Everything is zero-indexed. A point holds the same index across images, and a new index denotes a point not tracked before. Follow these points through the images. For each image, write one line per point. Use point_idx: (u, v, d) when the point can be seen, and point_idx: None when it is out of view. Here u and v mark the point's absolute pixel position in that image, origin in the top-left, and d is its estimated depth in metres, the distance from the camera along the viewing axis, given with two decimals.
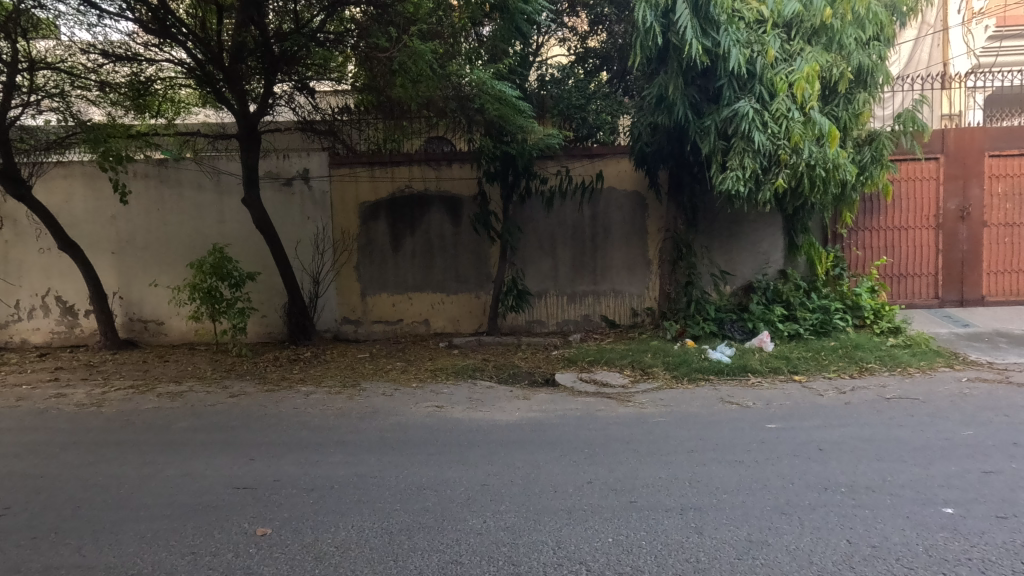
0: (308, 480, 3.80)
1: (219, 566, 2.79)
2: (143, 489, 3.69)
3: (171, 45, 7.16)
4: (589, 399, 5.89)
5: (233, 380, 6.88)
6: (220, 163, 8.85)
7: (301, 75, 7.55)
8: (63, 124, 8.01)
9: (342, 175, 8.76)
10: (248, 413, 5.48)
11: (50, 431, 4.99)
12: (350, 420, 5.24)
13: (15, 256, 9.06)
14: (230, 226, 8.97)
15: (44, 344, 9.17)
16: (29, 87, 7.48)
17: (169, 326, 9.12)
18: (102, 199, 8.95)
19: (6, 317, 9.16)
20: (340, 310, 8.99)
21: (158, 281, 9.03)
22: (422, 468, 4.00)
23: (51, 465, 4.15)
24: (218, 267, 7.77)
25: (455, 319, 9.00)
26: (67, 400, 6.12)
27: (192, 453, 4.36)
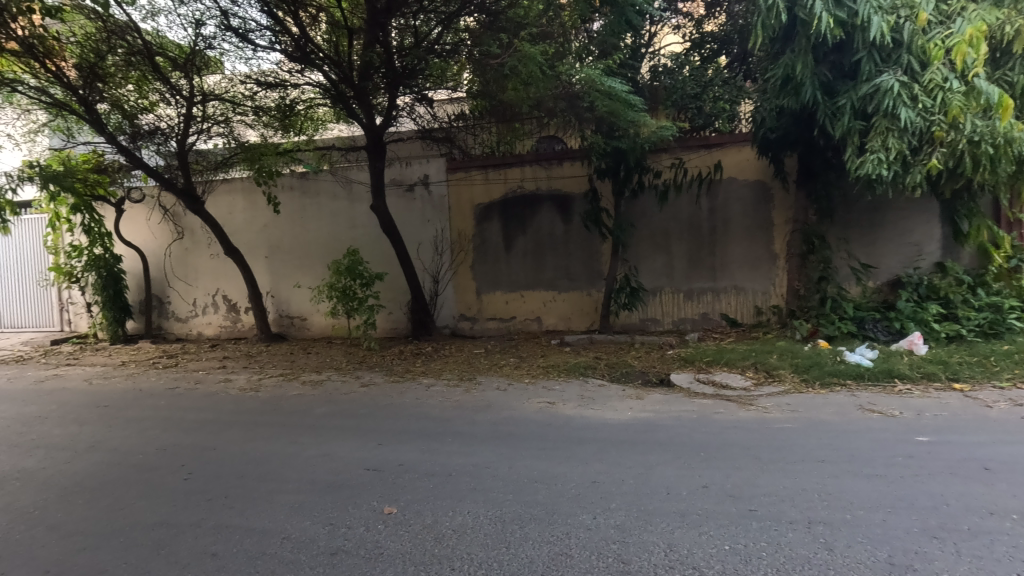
0: (429, 466, 4.07)
1: (352, 538, 3.09)
2: (291, 465, 4.20)
3: (311, 69, 7.94)
4: (707, 401, 5.64)
5: (364, 371, 7.55)
6: (352, 173, 9.71)
7: (420, 87, 8.00)
8: (228, 146, 9.35)
9: (459, 178, 9.18)
10: (377, 402, 5.99)
11: (221, 411, 5.84)
12: (466, 412, 5.51)
13: (193, 261, 10.68)
14: (361, 231, 9.81)
15: (215, 336, 10.70)
16: (202, 117, 8.79)
17: (310, 321, 10.20)
18: (257, 211, 10.22)
19: (186, 313, 10.83)
20: (457, 307, 9.44)
21: (301, 281, 10.14)
22: (534, 462, 4.11)
23: (221, 440, 4.86)
24: (352, 268, 8.54)
25: (567, 317, 9.05)
26: (232, 385, 7.10)
27: (330, 436, 4.87)
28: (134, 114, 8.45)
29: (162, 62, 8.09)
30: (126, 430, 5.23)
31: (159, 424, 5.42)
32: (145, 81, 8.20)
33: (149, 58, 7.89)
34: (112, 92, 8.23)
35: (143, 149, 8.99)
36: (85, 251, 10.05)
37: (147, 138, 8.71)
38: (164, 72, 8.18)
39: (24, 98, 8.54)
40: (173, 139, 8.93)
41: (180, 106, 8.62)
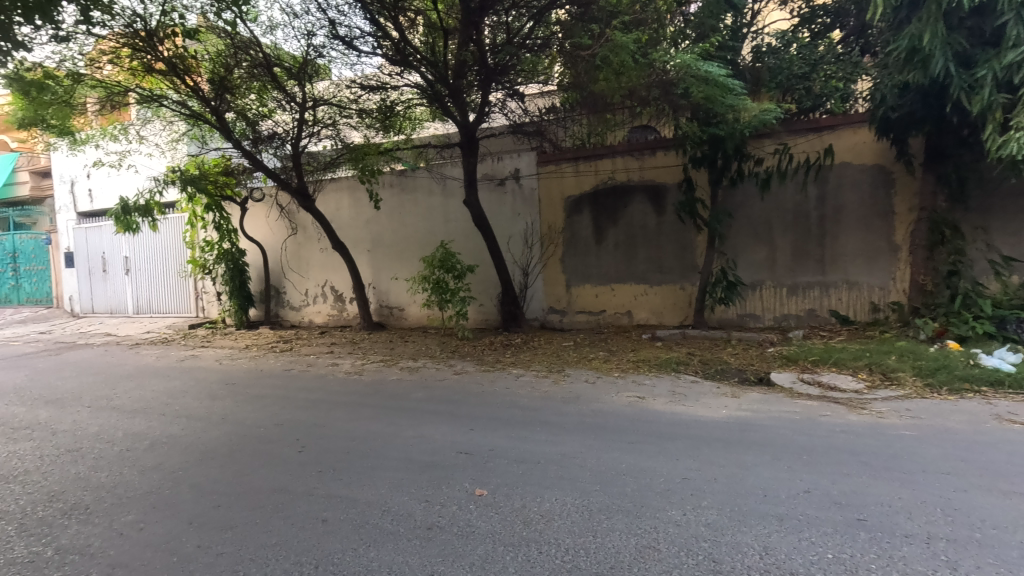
0: (517, 453, 4.18)
1: (446, 515, 3.26)
2: (390, 444, 4.49)
3: (409, 71, 8.32)
4: (811, 402, 5.27)
5: (457, 360, 7.85)
6: (447, 170, 10.10)
7: (513, 82, 8.08)
8: (335, 148, 10.05)
9: (549, 171, 9.22)
10: (469, 389, 6.23)
11: (329, 392, 6.37)
12: (554, 402, 5.58)
13: (305, 255, 11.63)
14: (455, 225, 10.17)
15: (324, 324, 11.60)
16: (313, 121, 9.52)
17: (408, 312, 10.75)
18: (360, 207, 10.93)
19: (299, 302, 11.82)
20: (546, 300, 9.51)
21: (397, 275, 10.73)
22: (622, 455, 4.08)
23: (330, 418, 5.30)
24: (444, 262, 8.97)
25: (659, 311, 8.81)
26: (339, 369, 7.70)
27: (425, 419, 5.14)
28: (256, 121, 9.32)
29: (280, 72, 8.93)
30: (250, 406, 5.84)
31: (278, 401, 6.01)
32: (266, 89, 9.09)
33: (268, 69, 8.75)
34: (237, 101, 9.13)
35: (263, 153, 9.83)
36: (216, 246, 11.28)
37: (267, 142, 9.56)
38: (282, 81, 9.02)
39: (169, 111, 9.73)
40: (289, 142, 9.72)
41: (294, 112, 9.35)
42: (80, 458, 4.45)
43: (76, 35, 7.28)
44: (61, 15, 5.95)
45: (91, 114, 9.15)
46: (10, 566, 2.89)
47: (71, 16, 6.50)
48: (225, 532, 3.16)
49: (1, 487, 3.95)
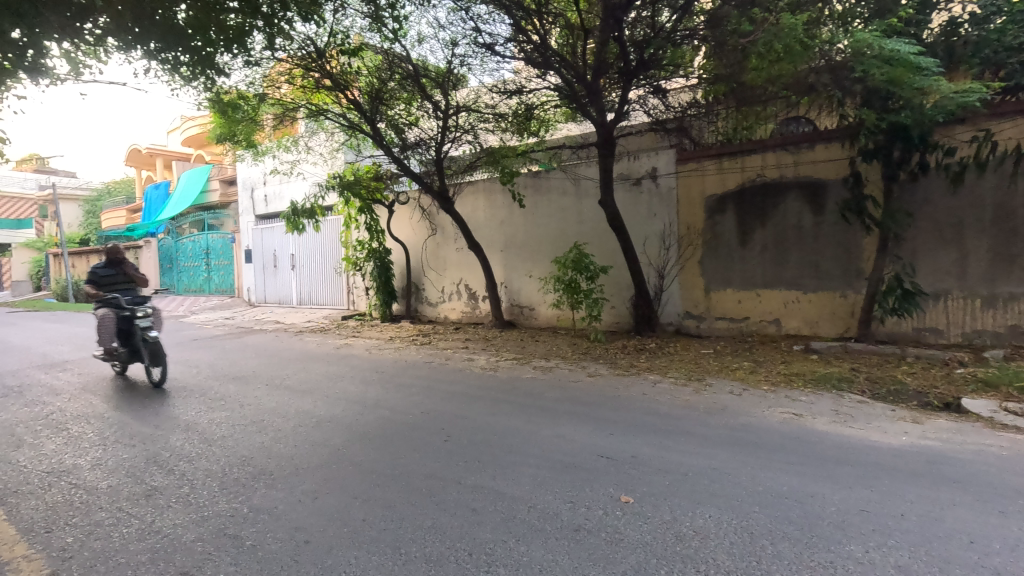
0: (662, 462, 4.00)
1: (592, 519, 3.19)
2: (530, 442, 4.54)
3: (548, 73, 8.36)
4: (1021, 437, 4.41)
5: (589, 362, 7.77)
6: (581, 170, 10.08)
7: (655, 78, 7.98)
8: (473, 152, 10.48)
9: (689, 170, 8.77)
10: (604, 393, 6.11)
11: (467, 385, 6.63)
12: (697, 412, 5.28)
13: (443, 254, 12.28)
14: (588, 226, 10.10)
15: (458, 320, 12.14)
16: (456, 127, 9.97)
17: (538, 311, 10.89)
18: (495, 209, 11.28)
19: (436, 299, 12.50)
20: (683, 304, 9.05)
21: (531, 274, 10.89)
22: (782, 476, 3.73)
23: (470, 410, 5.51)
24: (577, 262, 8.93)
25: (814, 321, 7.97)
26: (474, 364, 8.00)
27: (562, 420, 5.13)
28: (404, 129, 9.96)
29: (427, 83, 9.50)
30: (398, 394, 6.27)
31: (421, 391, 6.39)
32: (414, 99, 9.71)
33: (416, 80, 9.36)
34: (388, 112, 9.84)
35: (410, 159, 10.44)
36: (366, 244, 12.34)
37: (413, 149, 10.16)
38: (428, 91, 9.60)
39: (330, 123, 10.77)
40: (433, 148, 10.20)
41: (438, 118, 9.88)
42: (263, 429, 5.08)
43: (262, 60, 8.31)
44: (252, 43, 6.82)
45: (268, 129, 10.36)
46: (215, 519, 3.35)
47: (260, 44, 7.43)
48: (386, 510, 3.38)
49: (206, 448, 4.64)
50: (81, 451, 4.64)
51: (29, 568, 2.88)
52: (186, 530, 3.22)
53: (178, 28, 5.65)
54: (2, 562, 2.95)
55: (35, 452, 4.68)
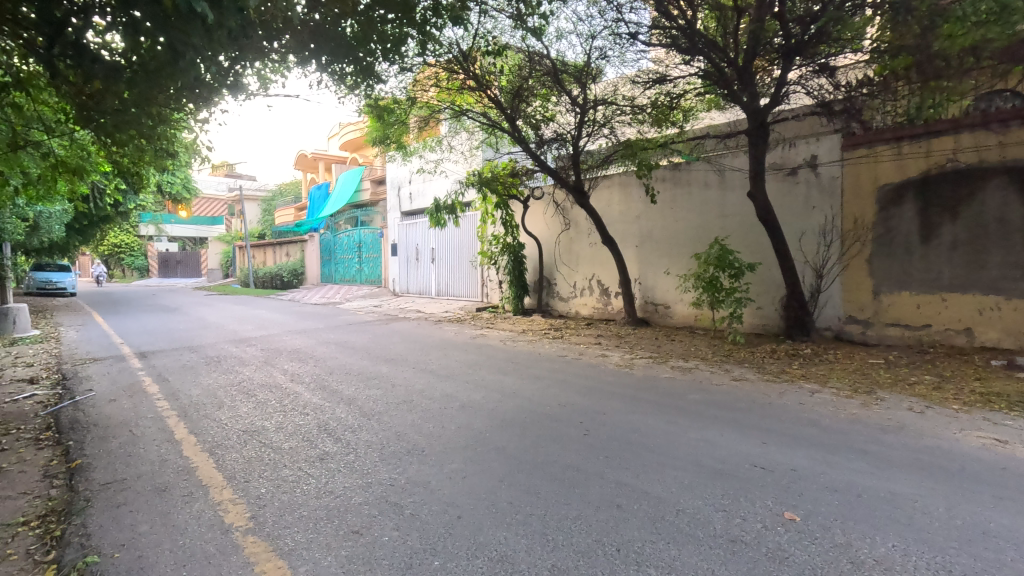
0: (829, 480, 3.61)
1: (750, 531, 2.98)
2: (674, 443, 4.35)
3: (696, 59, 7.91)
4: None
5: (733, 365, 7.28)
6: (727, 160, 9.44)
7: (821, 55, 7.24)
8: (609, 145, 10.33)
9: (858, 156, 7.81)
10: (753, 399, 5.67)
11: (603, 381, 6.55)
12: (867, 428, 4.69)
13: (575, 249, 12.26)
14: (733, 220, 9.45)
15: (589, 316, 12.06)
16: (593, 121, 9.89)
17: (674, 310, 10.44)
18: (631, 203, 10.98)
19: (568, 293, 12.52)
20: (845, 307, 8.10)
21: (668, 271, 10.45)
22: (986, 511, 3.17)
23: (608, 406, 5.43)
24: (721, 258, 8.41)
25: (1020, 332, 6.70)
26: (608, 360, 7.89)
27: (707, 424, 4.84)
28: (541, 125, 10.06)
29: (565, 78, 9.48)
30: (534, 385, 6.37)
31: (557, 384, 6.43)
32: (551, 94, 9.74)
33: (555, 76, 9.35)
34: (526, 108, 9.97)
35: (546, 154, 10.53)
36: (502, 239, 12.73)
37: (549, 144, 10.24)
38: (566, 86, 9.55)
39: (471, 122, 11.23)
40: (570, 142, 10.19)
41: (575, 113, 9.83)
42: (414, 409, 5.46)
43: (412, 67, 8.80)
44: (405, 50, 7.31)
45: (415, 131, 11.03)
46: (377, 486, 3.65)
47: (411, 51, 7.92)
48: (531, 496, 3.45)
49: (366, 421, 5.10)
50: (266, 416, 5.35)
51: (234, 511, 3.37)
52: (354, 494, 3.55)
53: (347, 42, 6.18)
54: (215, 503, 3.48)
55: (233, 413, 5.50)
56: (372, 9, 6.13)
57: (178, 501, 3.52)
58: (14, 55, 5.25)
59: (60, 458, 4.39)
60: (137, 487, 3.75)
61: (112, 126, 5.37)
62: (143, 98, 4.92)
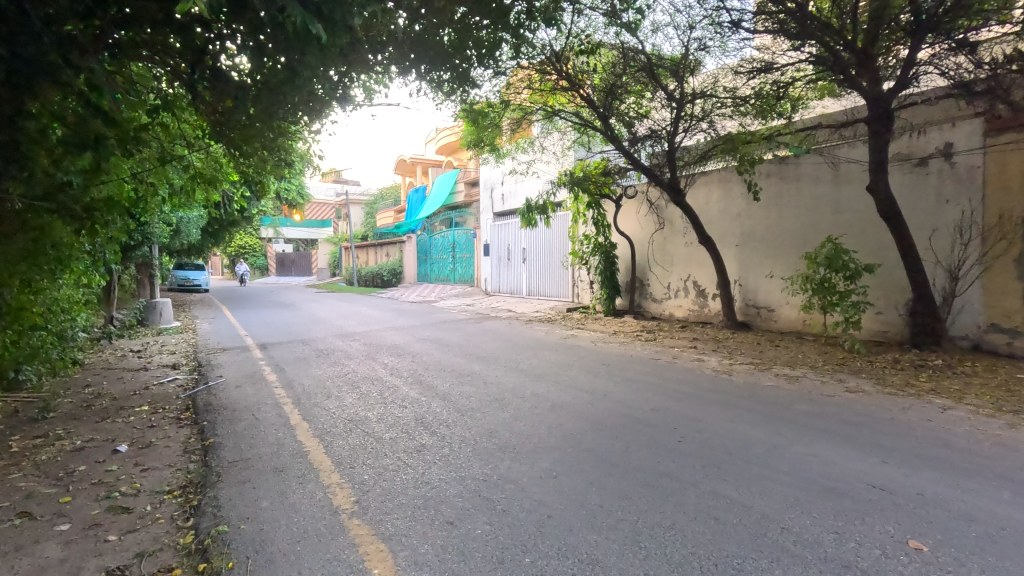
0: (964, 508, 3.21)
1: (867, 558, 2.73)
2: (778, 456, 4.08)
3: (807, 43, 7.35)
4: None
5: (847, 375, 6.69)
6: (842, 152, 8.68)
7: (958, 29, 6.46)
8: (708, 140, 9.89)
9: (1005, 142, 6.88)
10: (871, 413, 5.18)
11: (699, 387, 6.27)
12: (1013, 453, 4.12)
13: (670, 249, 11.85)
14: (849, 217, 8.67)
15: (684, 318, 11.62)
16: (690, 115, 9.51)
17: (779, 313, 9.78)
18: (732, 200, 10.41)
19: (662, 295, 12.13)
20: (986, 314, 7.17)
21: (772, 272, 9.80)
22: None
23: (705, 413, 5.19)
24: (834, 258, 7.75)
25: None
26: (706, 365, 7.55)
27: (817, 438, 4.48)
28: (635, 122, 9.83)
29: (661, 72, 9.18)
30: (626, 388, 6.24)
31: (650, 388, 6.24)
32: (646, 90, 9.48)
33: (650, 72, 9.10)
34: (620, 106, 9.76)
35: (640, 151, 10.28)
36: (593, 239, 12.62)
37: (643, 141, 10.00)
38: (662, 81, 9.26)
39: (563, 122, 11.20)
40: (665, 138, 9.87)
41: (671, 108, 9.51)
42: (505, 407, 5.56)
43: (506, 70, 8.88)
44: (499, 55, 7.44)
45: (507, 133, 11.15)
46: (471, 480, 3.77)
47: (505, 55, 8.06)
48: (622, 501, 3.39)
49: (459, 416, 5.27)
50: (368, 407, 5.69)
51: (341, 493, 3.63)
52: (449, 486, 3.69)
53: (444, 50, 6.39)
54: (325, 486, 3.77)
55: (339, 402, 5.91)
56: (467, 17, 6.27)
57: (293, 481, 3.85)
58: (163, 81, 5.96)
59: (197, 436, 4.97)
60: (259, 466, 4.15)
61: (240, 140, 5.96)
62: (266, 113, 5.41)
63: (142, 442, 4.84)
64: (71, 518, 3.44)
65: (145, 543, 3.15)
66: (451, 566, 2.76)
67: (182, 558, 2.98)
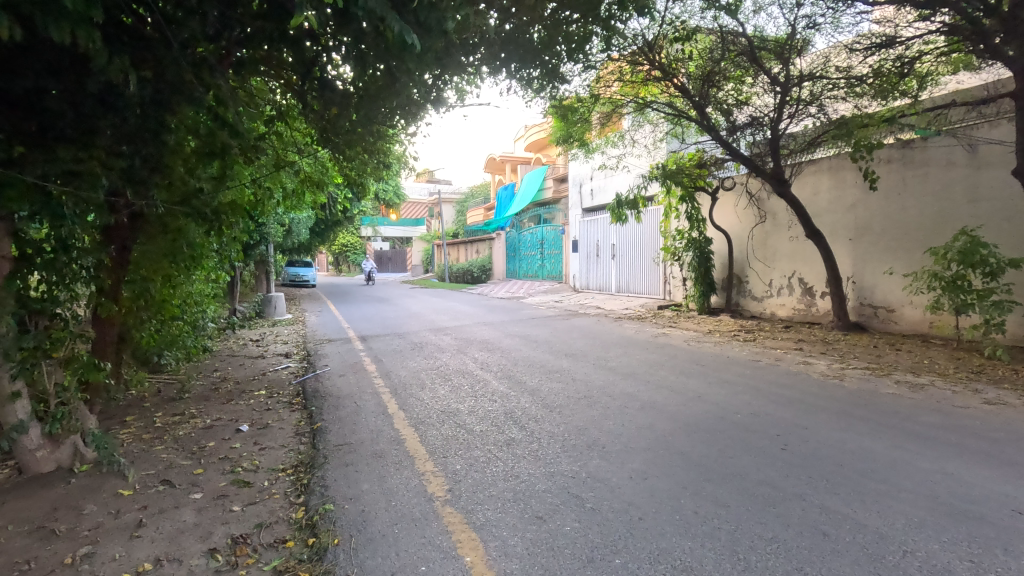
0: None
1: None
2: (898, 471, 3.70)
3: (939, 11, 6.58)
4: None
5: (986, 384, 5.92)
6: (980, 132, 7.69)
7: None
8: (817, 125, 9.13)
9: None
10: (1015, 428, 4.55)
11: (806, 392, 5.83)
12: None
13: (772, 243, 11.10)
14: (989, 205, 7.66)
15: (788, 318, 10.86)
16: (797, 100, 8.83)
17: (900, 314, 8.86)
18: (844, 189, 9.56)
19: (762, 292, 11.42)
20: None
21: (893, 268, 8.88)
22: None
23: (812, 421, 4.82)
24: (969, 252, 6.88)
25: None
26: (813, 368, 7.02)
27: (946, 454, 4.01)
28: (734, 109, 9.32)
29: (764, 55, 8.60)
30: (723, 390, 5.93)
31: (750, 391, 5.89)
32: (747, 74, 8.94)
33: (751, 55, 8.56)
34: (717, 94, 9.29)
35: (739, 140, 9.71)
36: (686, 234, 12.14)
37: (743, 130, 9.46)
38: (765, 64, 8.68)
39: (655, 114, 10.84)
40: (768, 125, 9.25)
41: (775, 92, 8.88)
42: (594, 404, 5.50)
43: (597, 64, 8.70)
44: (590, 48, 7.36)
45: (597, 128, 10.95)
46: (560, 476, 3.77)
47: (595, 49, 7.95)
48: (719, 509, 3.23)
49: (548, 412, 5.28)
50: (460, 399, 5.87)
51: (435, 481, 3.78)
52: (538, 480, 3.72)
53: (533, 48, 6.39)
54: (420, 473, 3.94)
55: (433, 394, 6.15)
56: (558, 12, 6.21)
57: (391, 467, 4.06)
58: (277, 93, 6.47)
59: (307, 420, 5.38)
60: (360, 451, 4.42)
61: (344, 144, 6.35)
62: (366, 117, 5.71)
63: (260, 424, 5.32)
64: (203, 488, 3.86)
65: (264, 515, 3.47)
66: (541, 561, 2.77)
67: (295, 532, 3.24)
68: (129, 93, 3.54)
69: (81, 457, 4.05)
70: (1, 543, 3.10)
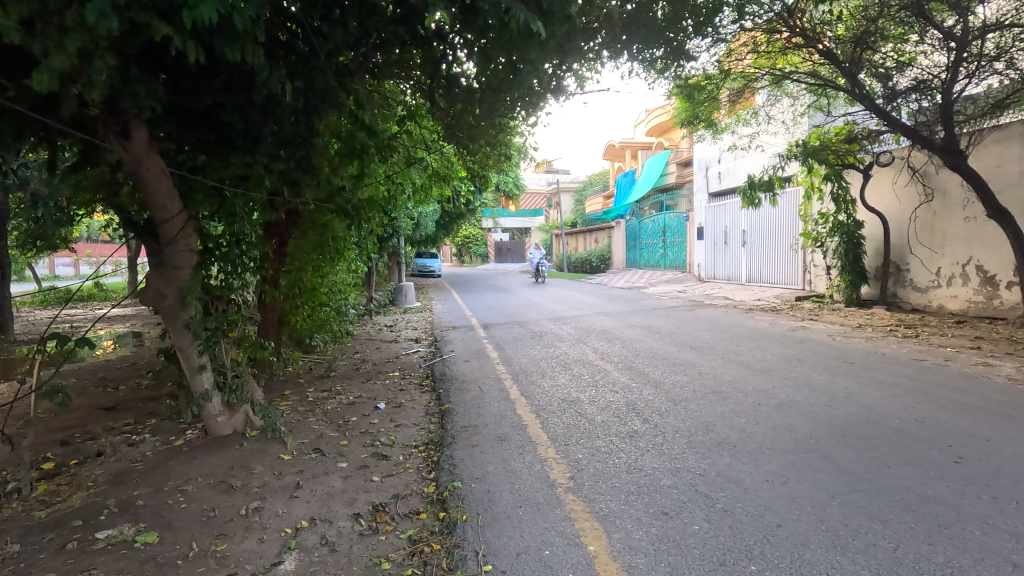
0: None
1: None
2: None
3: None
4: None
5: None
6: None
7: None
8: (1006, 83, 7.72)
9: None
10: None
11: (987, 398, 4.98)
12: None
13: (941, 225, 9.62)
14: None
15: (960, 312, 9.38)
16: (978, 56, 7.52)
17: None
18: None
19: (927, 282, 9.97)
20: None
21: None
22: None
23: (996, 432, 4.11)
24: None
25: None
26: (996, 370, 5.99)
27: None
28: (893, 73, 8.20)
29: (934, 7, 7.29)
30: (877, 392, 5.27)
31: (912, 394, 5.16)
32: (911, 31, 7.80)
33: (917, 9, 7.32)
34: (873, 57, 8.20)
35: (900, 107, 8.50)
36: (831, 218, 10.92)
37: (905, 96, 8.24)
38: (935, 17, 7.41)
39: (796, 86, 9.86)
40: (938, 90, 8.00)
41: (947, 50, 7.70)
42: (724, 400, 5.17)
43: (727, 36, 8.08)
44: (720, 21, 6.89)
45: (726, 107, 10.16)
46: (687, 473, 3.61)
47: (727, 20, 7.38)
48: (874, 523, 2.88)
49: (673, 406, 5.07)
50: (581, 389, 5.84)
51: (557, 468, 3.81)
52: (663, 475, 3.59)
53: (657, 26, 6.10)
54: (542, 459, 3.99)
55: (555, 382, 6.19)
56: None
57: (514, 451, 4.17)
58: (408, 93, 6.85)
59: (436, 402, 5.69)
60: (485, 434, 4.58)
61: (468, 138, 6.57)
62: (490, 111, 5.85)
63: (395, 403, 5.73)
64: (348, 458, 4.25)
65: (400, 487, 3.74)
66: (667, 558, 2.68)
67: (427, 505, 3.45)
68: (286, 103, 3.95)
69: (251, 423, 4.63)
70: (193, 492, 3.67)
